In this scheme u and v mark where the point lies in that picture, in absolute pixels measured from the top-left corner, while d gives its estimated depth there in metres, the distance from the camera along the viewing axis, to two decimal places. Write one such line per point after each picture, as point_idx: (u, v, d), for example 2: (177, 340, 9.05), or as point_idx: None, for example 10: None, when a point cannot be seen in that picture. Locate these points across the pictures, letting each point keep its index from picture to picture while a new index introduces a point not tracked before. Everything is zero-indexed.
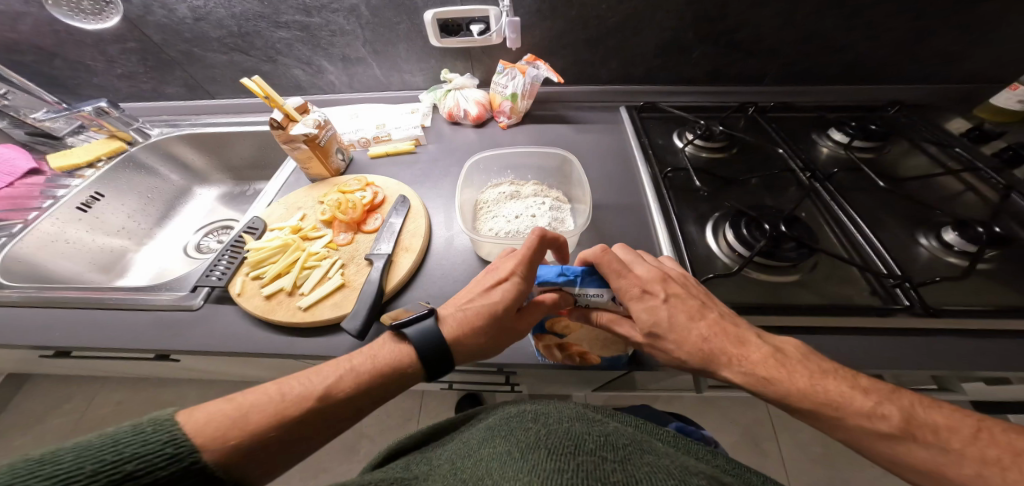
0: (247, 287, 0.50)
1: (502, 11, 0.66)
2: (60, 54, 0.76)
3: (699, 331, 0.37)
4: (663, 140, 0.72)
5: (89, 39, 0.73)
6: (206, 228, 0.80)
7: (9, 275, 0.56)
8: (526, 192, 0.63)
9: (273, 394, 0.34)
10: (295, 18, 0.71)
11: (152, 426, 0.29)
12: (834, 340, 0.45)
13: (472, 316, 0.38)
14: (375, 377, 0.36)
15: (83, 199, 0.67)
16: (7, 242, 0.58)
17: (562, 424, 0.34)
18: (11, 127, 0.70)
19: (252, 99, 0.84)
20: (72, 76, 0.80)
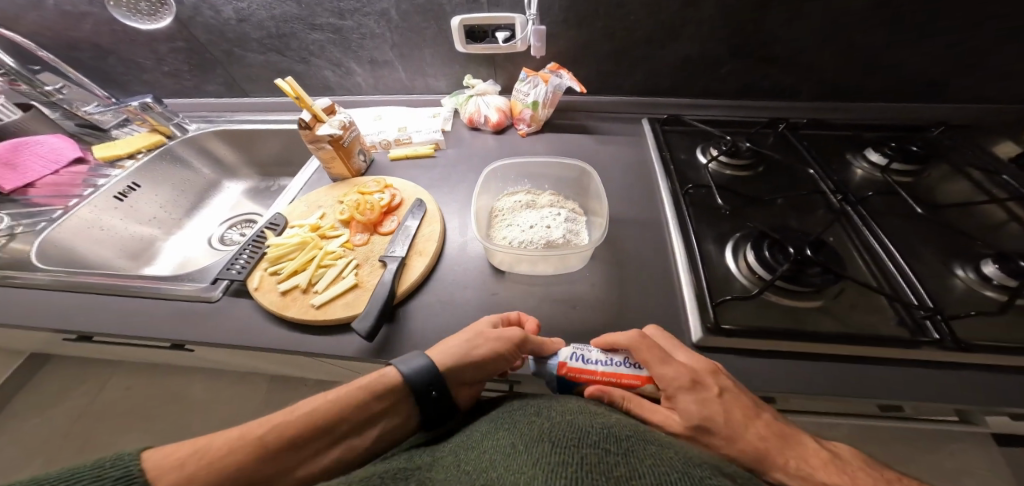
0: (264, 282, 0.51)
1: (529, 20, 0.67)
2: (114, 52, 0.80)
3: (756, 431, 0.35)
4: (685, 155, 0.70)
5: (142, 38, 0.77)
6: (231, 220, 0.83)
7: (44, 258, 0.58)
8: (542, 202, 0.63)
9: (246, 427, 0.35)
10: (329, 21, 0.73)
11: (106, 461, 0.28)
12: (855, 370, 0.42)
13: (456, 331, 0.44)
14: (353, 400, 0.38)
15: (121, 188, 0.71)
16: (47, 226, 0.62)
17: (565, 417, 0.33)
18: (63, 119, 0.75)
19: (282, 98, 0.87)
20: (123, 73, 0.84)
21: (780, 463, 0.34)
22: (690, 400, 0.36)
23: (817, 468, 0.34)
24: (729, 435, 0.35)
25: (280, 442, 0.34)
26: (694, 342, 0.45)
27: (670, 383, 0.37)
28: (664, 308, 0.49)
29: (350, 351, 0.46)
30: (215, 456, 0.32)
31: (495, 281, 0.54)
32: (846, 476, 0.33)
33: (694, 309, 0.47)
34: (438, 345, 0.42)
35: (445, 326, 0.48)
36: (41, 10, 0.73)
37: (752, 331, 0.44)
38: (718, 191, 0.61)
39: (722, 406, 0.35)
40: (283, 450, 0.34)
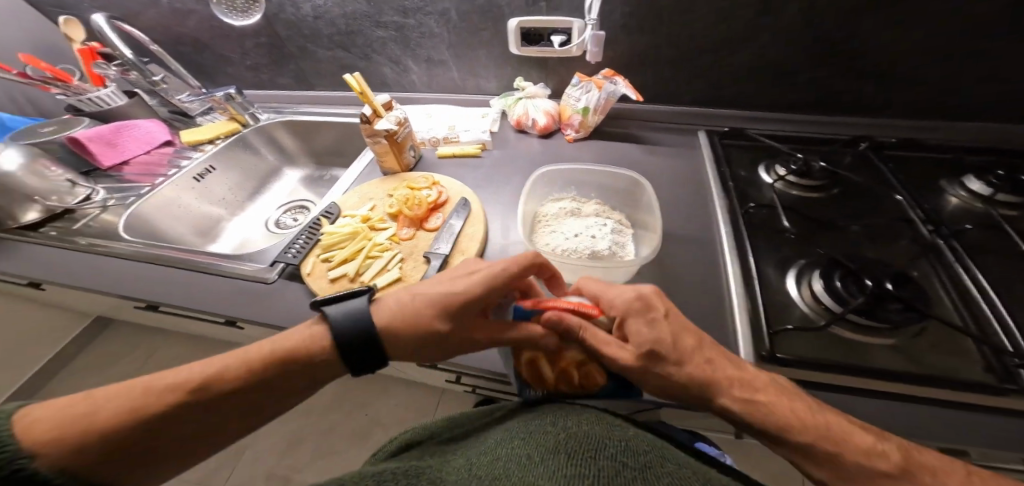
0: (316, 268, 0.54)
1: (587, 26, 0.65)
2: (209, 47, 0.87)
3: (703, 355, 0.37)
4: (746, 172, 0.66)
5: (231, 33, 0.83)
6: (286, 205, 0.88)
7: (130, 231, 0.64)
8: (588, 210, 0.61)
9: (141, 388, 0.33)
10: (393, 19, 0.75)
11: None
12: (934, 420, 0.38)
13: (434, 305, 0.39)
14: (263, 370, 0.36)
15: (200, 170, 0.77)
16: (135, 201, 0.68)
17: (581, 427, 0.33)
18: (159, 105, 0.82)
19: (343, 93, 0.92)
20: (214, 66, 0.91)
21: (724, 382, 0.36)
22: (642, 324, 0.38)
23: (764, 389, 0.35)
24: (681, 355, 0.37)
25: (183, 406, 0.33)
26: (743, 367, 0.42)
27: (622, 307, 0.40)
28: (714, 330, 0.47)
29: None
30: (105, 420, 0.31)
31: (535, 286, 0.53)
32: (789, 400, 0.35)
33: (745, 333, 0.44)
34: (412, 322, 0.39)
35: None
36: (157, 8, 0.81)
37: (813, 362, 0.41)
38: (783, 212, 0.57)
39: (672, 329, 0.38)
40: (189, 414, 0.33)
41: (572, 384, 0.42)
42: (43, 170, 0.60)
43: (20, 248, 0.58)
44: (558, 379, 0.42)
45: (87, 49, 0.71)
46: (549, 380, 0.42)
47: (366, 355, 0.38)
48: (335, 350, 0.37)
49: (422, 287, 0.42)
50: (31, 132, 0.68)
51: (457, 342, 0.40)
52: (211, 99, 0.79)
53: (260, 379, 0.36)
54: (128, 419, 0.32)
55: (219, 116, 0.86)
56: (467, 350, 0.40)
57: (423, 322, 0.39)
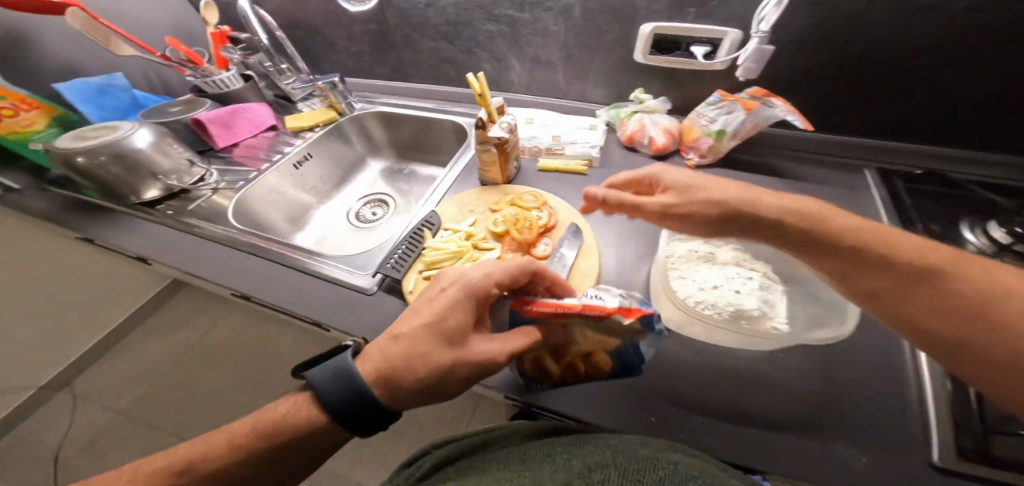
0: (418, 287, 0.49)
1: (751, 37, 0.54)
2: (315, 31, 0.86)
3: (784, 200, 0.40)
4: (944, 227, 0.51)
5: (341, 18, 0.81)
6: (366, 198, 0.86)
7: (239, 217, 0.65)
8: (724, 257, 0.52)
9: (126, 474, 0.36)
10: (507, 12, 0.68)
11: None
12: None
13: (420, 334, 0.37)
14: (231, 462, 0.36)
15: (298, 158, 0.77)
16: (243, 186, 0.68)
17: (612, 450, 0.27)
18: (268, 87, 0.85)
19: (437, 88, 0.88)
20: (322, 52, 0.90)
21: (823, 223, 0.37)
22: (699, 201, 0.42)
23: (870, 241, 0.36)
24: (764, 204, 0.40)
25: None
26: (939, 463, 0.35)
27: (677, 181, 0.45)
28: (895, 434, 0.38)
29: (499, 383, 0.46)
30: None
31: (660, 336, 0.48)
32: (913, 251, 0.34)
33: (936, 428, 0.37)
34: (405, 359, 0.36)
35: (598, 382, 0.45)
36: None
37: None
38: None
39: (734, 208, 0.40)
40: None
41: (578, 376, 0.45)
42: (167, 148, 0.62)
43: (140, 224, 0.60)
44: (564, 371, 0.45)
45: (219, 33, 0.72)
46: (554, 374, 0.45)
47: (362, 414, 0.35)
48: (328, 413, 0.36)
49: (403, 319, 0.40)
50: (164, 113, 0.71)
51: (455, 367, 0.37)
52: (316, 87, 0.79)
53: (247, 458, 0.36)
54: None
55: (319, 103, 0.85)
56: (472, 377, 0.38)
57: (418, 363, 0.36)
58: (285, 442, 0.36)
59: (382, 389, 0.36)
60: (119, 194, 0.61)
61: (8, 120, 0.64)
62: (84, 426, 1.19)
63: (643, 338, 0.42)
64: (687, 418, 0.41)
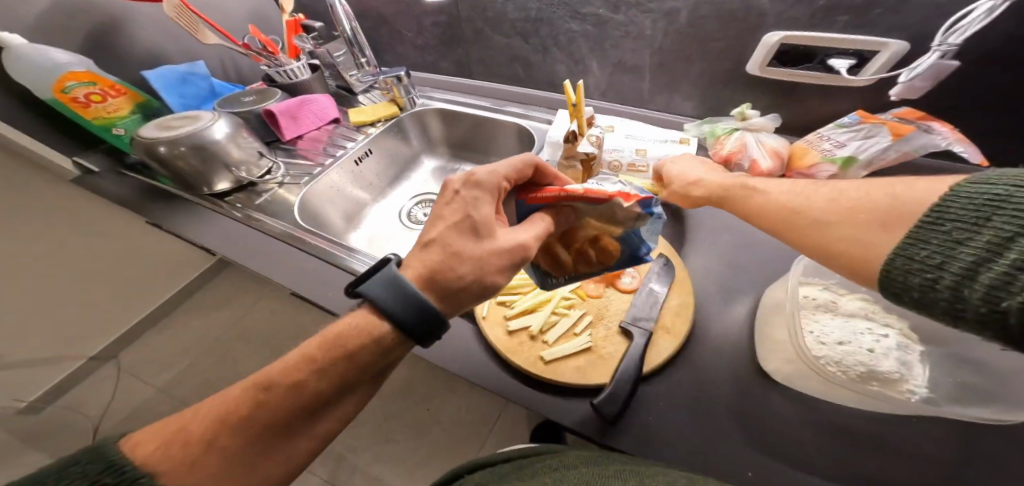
0: (493, 311, 0.49)
1: (929, 50, 0.46)
2: (382, 22, 0.82)
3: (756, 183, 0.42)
4: None
5: (411, 9, 0.76)
6: (420, 197, 0.83)
7: (304, 215, 0.62)
8: (847, 307, 0.44)
9: (217, 406, 0.32)
10: (597, 11, 0.62)
11: (88, 448, 0.27)
12: None
13: (449, 238, 0.36)
14: (324, 363, 0.33)
15: (359, 154, 0.74)
16: (308, 181, 0.66)
17: None
18: (331, 77, 0.83)
19: (503, 87, 0.82)
20: (386, 43, 0.86)
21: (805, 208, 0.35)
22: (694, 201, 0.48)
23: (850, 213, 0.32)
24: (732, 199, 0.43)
25: (262, 413, 0.31)
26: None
27: (683, 176, 0.51)
28: None
29: (581, 419, 0.41)
30: (195, 440, 0.30)
31: (770, 396, 0.41)
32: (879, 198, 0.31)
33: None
34: (438, 261, 0.35)
35: (699, 437, 0.39)
36: None
37: None
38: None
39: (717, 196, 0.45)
40: (270, 419, 0.31)
41: (591, 263, 0.41)
42: (242, 141, 0.61)
43: (209, 216, 0.60)
44: (576, 260, 0.41)
45: (292, 21, 0.70)
46: (568, 263, 0.41)
47: (421, 318, 0.33)
48: (392, 321, 0.33)
49: (426, 231, 0.38)
50: (238, 103, 0.69)
51: (489, 261, 0.35)
52: (381, 80, 0.76)
53: (327, 371, 0.33)
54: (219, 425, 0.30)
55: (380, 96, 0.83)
56: (503, 269, 0.36)
57: (454, 263, 0.35)
58: (364, 350, 0.33)
59: (430, 290, 0.35)
60: (193, 185, 0.60)
61: (97, 105, 0.64)
62: (134, 393, 1.25)
63: (642, 227, 0.37)
64: None
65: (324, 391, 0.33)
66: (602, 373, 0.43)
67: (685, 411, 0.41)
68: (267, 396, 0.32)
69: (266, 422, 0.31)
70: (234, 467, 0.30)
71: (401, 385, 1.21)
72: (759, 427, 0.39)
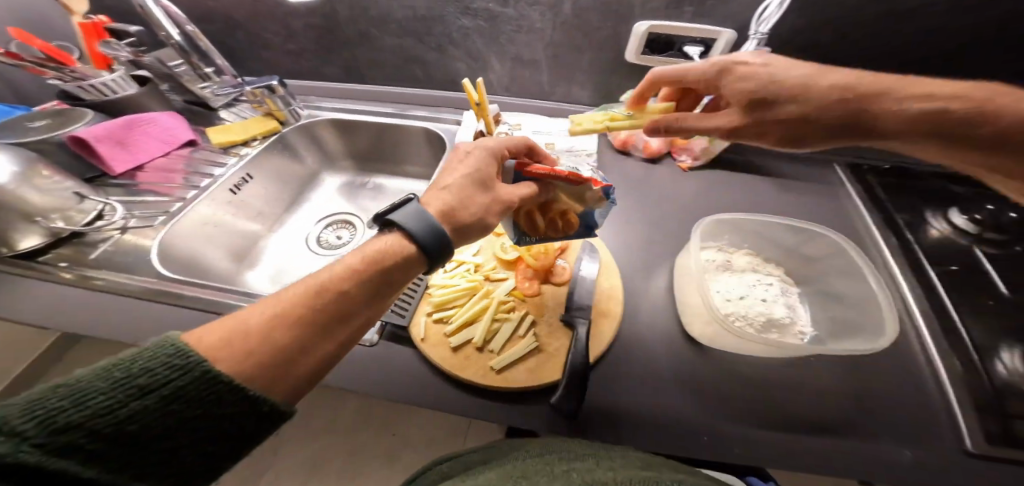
0: (430, 332, 0.45)
1: (749, 38, 0.53)
2: (244, 25, 0.71)
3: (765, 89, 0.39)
4: (904, 217, 0.58)
5: (277, 10, 0.67)
6: (328, 219, 0.73)
7: (167, 261, 0.51)
8: (741, 263, 0.51)
9: (270, 303, 0.29)
10: (488, 7, 0.60)
11: (151, 339, 0.25)
12: None
13: (458, 186, 0.37)
14: (371, 273, 0.32)
15: (235, 181, 0.63)
16: (167, 221, 0.54)
17: (633, 470, 0.27)
18: (171, 92, 0.66)
19: (402, 89, 0.77)
20: (254, 49, 0.75)
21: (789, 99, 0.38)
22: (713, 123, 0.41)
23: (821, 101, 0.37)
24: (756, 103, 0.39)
25: (320, 311, 0.30)
26: (971, 447, 0.38)
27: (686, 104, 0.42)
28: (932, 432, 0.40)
29: (539, 422, 0.39)
30: (253, 335, 0.27)
31: (697, 356, 0.46)
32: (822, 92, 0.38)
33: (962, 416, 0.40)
34: (446, 206, 0.35)
35: (648, 410, 0.41)
36: None
37: None
38: (998, 276, 0.51)
39: (804, 119, 0.38)
40: (315, 320, 0.29)
41: (559, 232, 0.45)
42: (44, 181, 0.46)
43: (25, 285, 0.46)
44: (548, 226, 0.44)
45: (93, 24, 0.57)
46: (541, 228, 0.44)
47: (437, 250, 0.34)
48: (416, 243, 0.33)
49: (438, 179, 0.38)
50: (22, 131, 0.53)
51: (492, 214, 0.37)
52: (248, 92, 0.65)
53: (373, 280, 0.32)
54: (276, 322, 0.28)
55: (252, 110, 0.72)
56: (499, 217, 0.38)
57: (464, 203, 0.36)
58: (403, 263, 0.33)
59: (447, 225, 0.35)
60: None
61: None
62: None
63: (601, 207, 0.44)
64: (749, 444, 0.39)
65: (373, 298, 0.32)
66: (552, 370, 0.42)
67: (633, 387, 0.43)
68: (313, 296, 0.30)
69: (320, 322, 0.29)
70: (280, 365, 0.27)
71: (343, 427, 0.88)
72: (698, 386, 0.43)
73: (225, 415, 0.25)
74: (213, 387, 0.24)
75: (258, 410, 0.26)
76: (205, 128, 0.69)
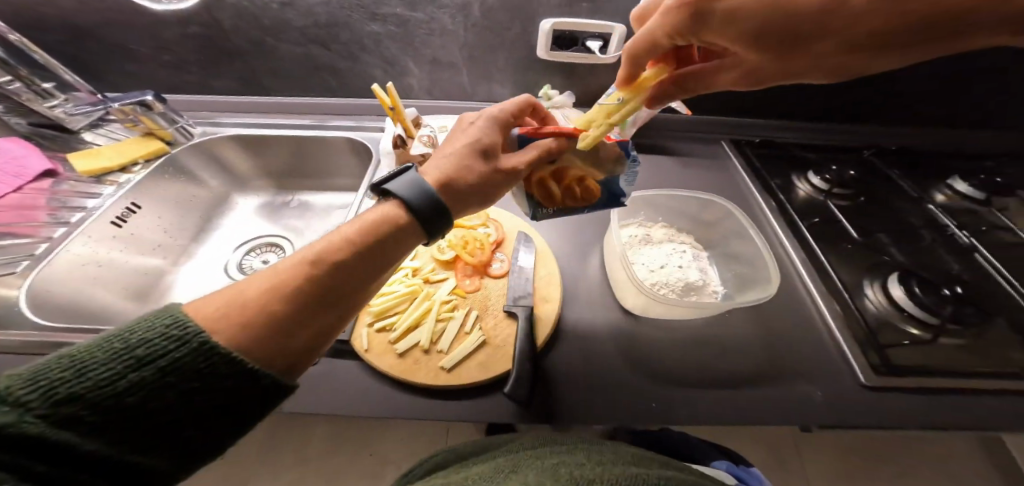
0: (374, 342, 0.44)
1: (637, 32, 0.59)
2: (111, 38, 0.62)
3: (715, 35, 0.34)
4: (780, 180, 0.69)
5: (151, 20, 0.59)
6: (248, 244, 0.68)
7: (40, 310, 0.45)
8: (659, 235, 0.57)
9: (268, 273, 0.29)
10: (395, 11, 0.60)
11: (153, 310, 0.25)
12: (1000, 409, 0.45)
13: (457, 155, 0.36)
14: (365, 239, 0.32)
15: (118, 212, 0.56)
16: (32, 266, 0.48)
17: (610, 456, 0.31)
18: (10, 114, 0.58)
19: (316, 99, 0.73)
20: (130, 64, 0.66)
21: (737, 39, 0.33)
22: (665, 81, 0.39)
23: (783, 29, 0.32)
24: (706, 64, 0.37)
25: (315, 280, 0.29)
26: (867, 384, 0.46)
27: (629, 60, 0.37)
28: (812, 353, 0.49)
29: (499, 416, 0.40)
30: (251, 305, 0.27)
31: (629, 327, 0.50)
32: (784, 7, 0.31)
33: (852, 355, 0.48)
34: (450, 175, 0.35)
35: (596, 387, 0.44)
36: None
37: (919, 371, 0.47)
38: (849, 222, 0.63)
39: (835, 52, 0.32)
40: (318, 291, 0.29)
41: (576, 199, 0.43)
42: None
43: None
44: (564, 193, 0.43)
45: None
46: (559, 196, 0.43)
47: (437, 216, 0.34)
48: (416, 213, 0.33)
49: (443, 149, 0.38)
50: None
51: (491, 177, 0.36)
52: (114, 110, 0.57)
53: (367, 247, 0.32)
54: (273, 291, 0.28)
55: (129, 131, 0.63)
56: (507, 183, 0.38)
57: (465, 171, 0.36)
58: (404, 234, 0.34)
59: (445, 192, 0.35)
60: None
61: None
62: None
63: (622, 171, 0.42)
64: (682, 395, 0.44)
65: (368, 266, 0.32)
66: (501, 360, 0.43)
67: (582, 365, 0.46)
68: (313, 266, 0.30)
69: (316, 292, 0.29)
70: (281, 336, 0.27)
71: (330, 438, 0.88)
72: (636, 353, 0.47)
73: (223, 388, 0.24)
74: (210, 358, 0.24)
75: (256, 384, 0.25)
76: (66, 153, 0.60)
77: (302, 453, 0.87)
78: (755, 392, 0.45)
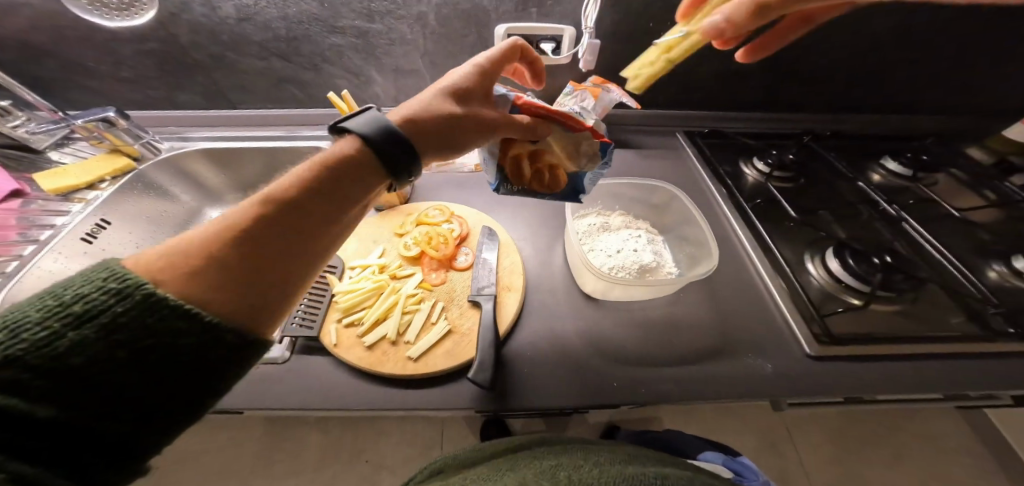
0: (343, 337, 0.46)
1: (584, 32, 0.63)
2: (71, 58, 0.63)
3: None
4: (730, 168, 0.74)
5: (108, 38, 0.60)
6: None
7: None
8: (616, 223, 0.61)
9: (216, 222, 0.28)
10: (354, 23, 0.62)
11: (87, 267, 0.24)
12: (923, 364, 0.50)
13: (439, 105, 0.36)
14: (318, 181, 0.31)
15: (88, 227, 0.57)
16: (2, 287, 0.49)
17: (609, 455, 0.37)
18: None
19: (283, 111, 0.75)
20: (92, 82, 0.67)
21: None
22: None
23: None
24: None
25: (268, 222, 0.29)
26: (812, 354, 0.50)
27: None
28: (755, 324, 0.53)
29: (469, 401, 0.43)
30: (198, 251, 0.26)
31: (590, 310, 0.54)
32: None
33: (797, 327, 0.52)
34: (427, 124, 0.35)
35: (559, 370, 0.47)
36: None
37: (858, 338, 0.51)
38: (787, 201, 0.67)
39: None
40: (273, 236, 0.28)
41: (544, 184, 0.46)
42: None
43: None
44: (533, 176, 0.45)
45: None
46: (527, 177, 0.45)
47: (405, 155, 0.33)
48: (374, 146, 0.33)
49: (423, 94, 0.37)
50: None
51: (468, 131, 0.37)
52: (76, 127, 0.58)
53: (321, 188, 0.31)
54: (222, 237, 0.27)
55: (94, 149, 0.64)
56: (484, 140, 0.39)
57: (446, 122, 0.36)
58: (362, 172, 0.33)
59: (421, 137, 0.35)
60: None
61: None
62: None
63: (593, 168, 0.45)
64: (637, 370, 0.48)
65: (325, 208, 0.31)
66: (467, 348, 0.46)
67: (548, 350, 0.49)
68: (263, 213, 0.29)
69: (272, 235, 0.28)
70: (239, 284, 0.26)
71: (324, 447, 0.89)
72: (596, 335, 0.51)
73: (183, 337, 0.23)
74: (161, 311, 0.23)
75: (221, 337, 0.24)
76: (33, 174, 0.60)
77: (298, 464, 0.87)
78: (703, 362, 0.49)
